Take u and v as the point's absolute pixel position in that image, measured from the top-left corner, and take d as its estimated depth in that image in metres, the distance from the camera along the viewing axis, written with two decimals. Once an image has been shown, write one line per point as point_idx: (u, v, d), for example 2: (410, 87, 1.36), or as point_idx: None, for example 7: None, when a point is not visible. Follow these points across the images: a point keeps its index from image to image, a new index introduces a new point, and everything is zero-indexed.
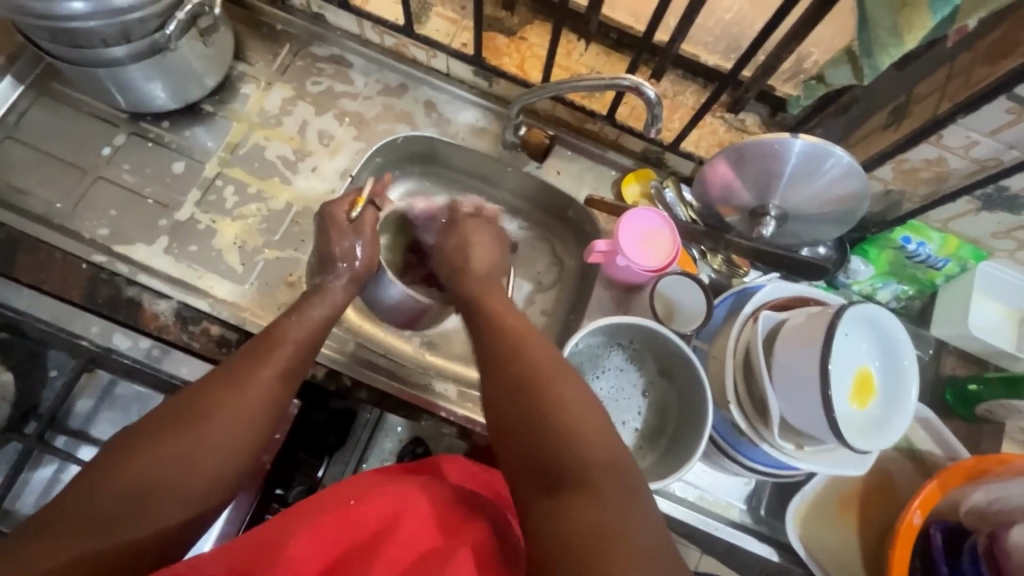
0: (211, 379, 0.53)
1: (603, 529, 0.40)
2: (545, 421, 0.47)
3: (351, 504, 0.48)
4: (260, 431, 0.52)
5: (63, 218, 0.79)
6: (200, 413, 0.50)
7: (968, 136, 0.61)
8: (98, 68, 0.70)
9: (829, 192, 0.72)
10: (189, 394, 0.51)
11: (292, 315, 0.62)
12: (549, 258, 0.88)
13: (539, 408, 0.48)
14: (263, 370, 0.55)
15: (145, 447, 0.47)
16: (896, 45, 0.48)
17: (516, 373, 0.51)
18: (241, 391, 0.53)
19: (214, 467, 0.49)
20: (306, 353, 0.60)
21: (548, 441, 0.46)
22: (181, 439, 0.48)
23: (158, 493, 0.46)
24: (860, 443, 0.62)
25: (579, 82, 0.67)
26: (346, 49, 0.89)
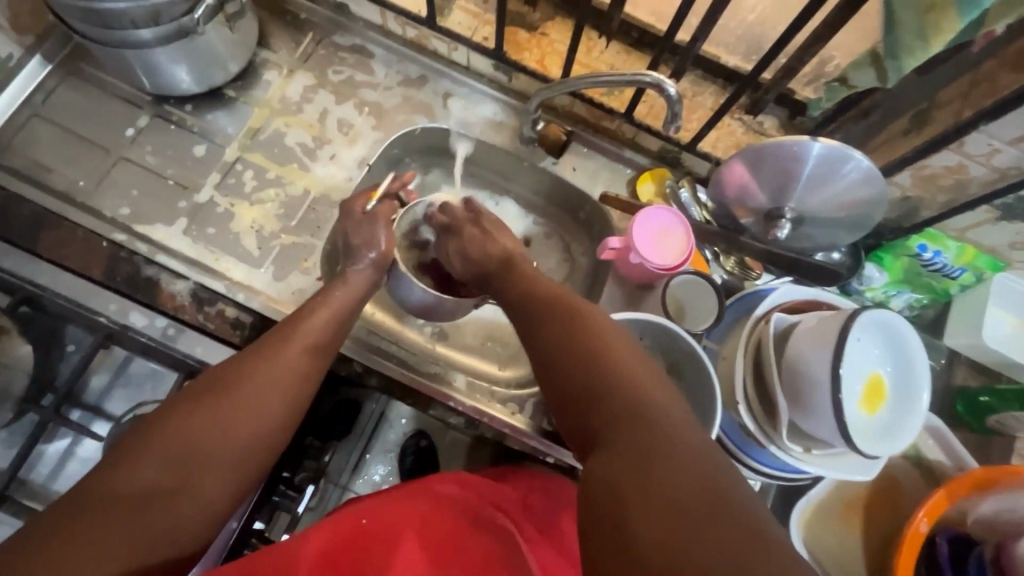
0: (244, 355, 0.56)
1: (651, 445, 0.43)
2: (598, 364, 0.50)
3: (363, 522, 0.55)
4: (294, 401, 0.56)
5: (86, 196, 0.80)
6: (239, 388, 0.53)
7: (990, 144, 0.61)
8: (125, 49, 0.72)
9: (847, 196, 0.71)
10: (223, 369, 0.55)
11: (320, 295, 0.65)
12: (560, 255, 0.89)
13: (585, 355, 0.52)
14: (295, 344, 0.58)
15: (187, 418, 0.50)
16: (923, 48, 0.47)
17: (561, 330, 0.55)
18: (269, 362, 0.56)
19: (251, 440, 0.52)
20: (331, 331, 0.62)
21: (596, 381, 0.49)
22: (220, 412, 0.51)
23: (203, 466, 0.49)
24: (870, 450, 0.62)
25: (599, 78, 0.67)
26: (368, 40, 0.90)
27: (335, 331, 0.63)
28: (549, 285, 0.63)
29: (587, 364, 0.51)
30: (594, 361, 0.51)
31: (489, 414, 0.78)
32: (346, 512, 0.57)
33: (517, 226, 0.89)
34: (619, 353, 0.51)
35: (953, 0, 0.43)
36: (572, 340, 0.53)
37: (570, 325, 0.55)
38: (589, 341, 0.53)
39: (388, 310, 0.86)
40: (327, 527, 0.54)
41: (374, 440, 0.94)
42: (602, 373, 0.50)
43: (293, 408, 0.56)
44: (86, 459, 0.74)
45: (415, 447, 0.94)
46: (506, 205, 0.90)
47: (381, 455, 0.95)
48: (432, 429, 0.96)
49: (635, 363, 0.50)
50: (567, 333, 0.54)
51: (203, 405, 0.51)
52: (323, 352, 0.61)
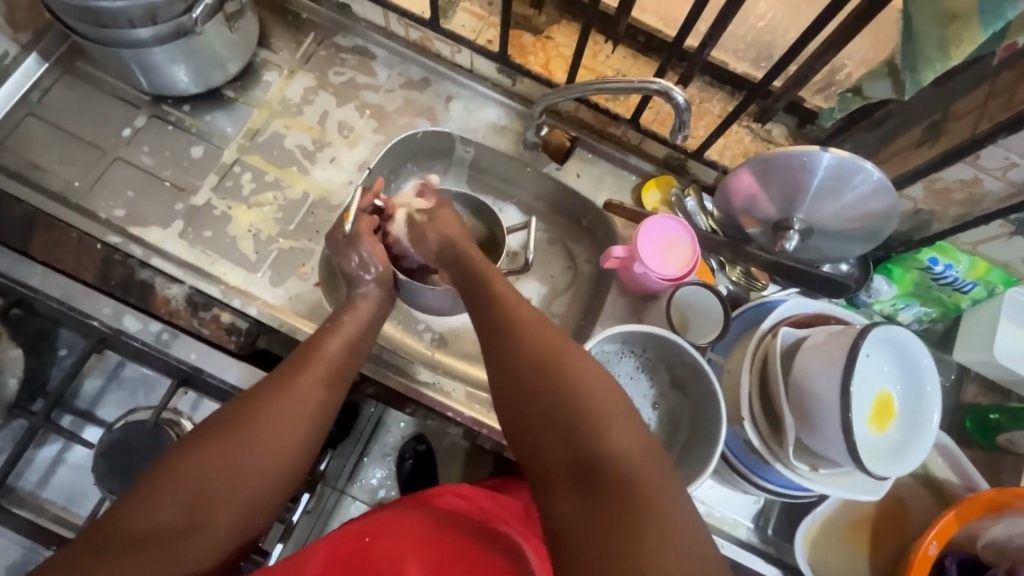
0: (256, 391, 0.54)
1: (625, 515, 0.41)
2: (566, 405, 0.47)
3: (367, 541, 0.55)
4: (311, 436, 0.54)
5: (80, 197, 0.79)
6: (253, 424, 0.51)
7: (1006, 158, 0.59)
8: (123, 49, 0.70)
9: (857, 208, 0.70)
10: (236, 404, 0.52)
11: (333, 320, 0.63)
12: (563, 262, 0.87)
13: (559, 388, 0.48)
14: (312, 376, 0.56)
15: (198, 459, 0.48)
16: (942, 60, 0.45)
17: (527, 356, 0.51)
18: (283, 397, 0.54)
19: (266, 476, 0.50)
20: (345, 359, 0.60)
21: (570, 425, 0.46)
22: (236, 452, 0.49)
23: (215, 507, 0.47)
24: (878, 470, 0.60)
25: (605, 84, 0.65)
26: (370, 41, 0.88)
27: (348, 360, 0.61)
28: (515, 296, 0.58)
29: (557, 405, 0.47)
30: (567, 403, 0.47)
31: (488, 425, 0.76)
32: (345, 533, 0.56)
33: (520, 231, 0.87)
34: (593, 388, 0.47)
35: (976, 11, 0.41)
36: (540, 369, 0.49)
37: (541, 352, 0.50)
38: (563, 374, 0.48)
39: (386, 316, 0.84)
40: (328, 551, 0.53)
41: (371, 444, 0.93)
42: (573, 414, 0.46)
43: (309, 443, 0.54)
44: (77, 466, 0.73)
45: (412, 451, 0.92)
46: (509, 210, 0.88)
47: (380, 458, 0.94)
48: (429, 433, 0.94)
49: (608, 404, 0.47)
50: (543, 359, 0.50)
51: (217, 446, 0.49)
52: (339, 381, 0.59)
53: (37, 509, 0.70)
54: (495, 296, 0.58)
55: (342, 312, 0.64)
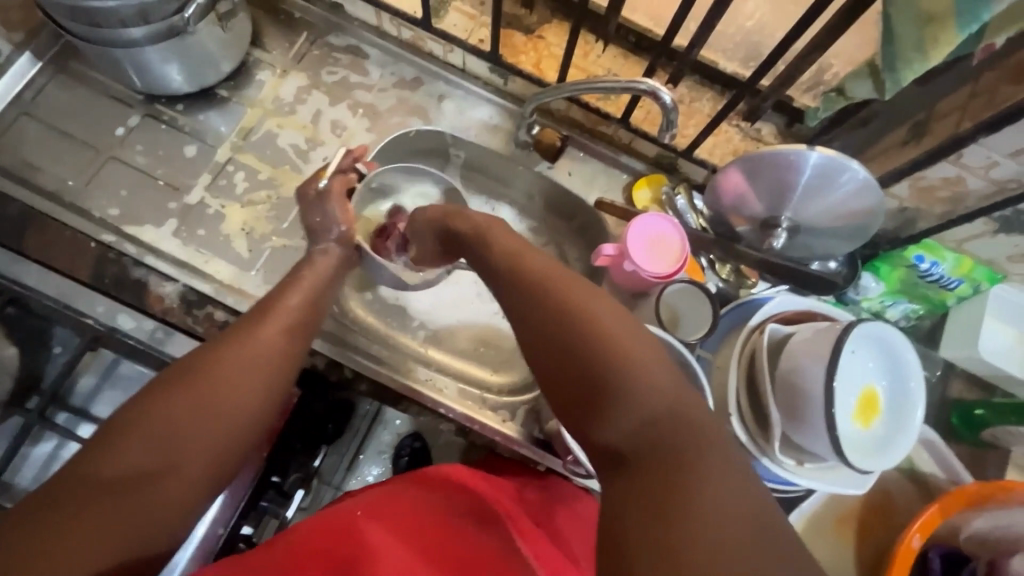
0: (218, 341, 0.55)
1: (675, 464, 0.40)
2: (605, 363, 0.44)
3: (358, 516, 0.54)
4: (276, 384, 0.55)
5: (74, 196, 0.79)
6: (217, 370, 0.52)
7: (988, 156, 0.60)
8: (116, 49, 0.71)
9: (844, 206, 0.71)
10: (199, 353, 0.53)
11: (292, 275, 0.65)
12: (555, 260, 0.88)
13: (596, 356, 0.45)
14: (274, 327, 0.58)
15: (163, 406, 0.48)
16: (921, 60, 0.46)
17: (555, 319, 0.48)
18: (246, 345, 0.55)
19: (237, 420, 0.51)
20: (307, 312, 0.62)
21: (611, 383, 0.44)
22: (201, 398, 0.50)
23: (185, 450, 0.48)
24: (862, 464, 0.61)
25: (595, 84, 0.66)
26: (363, 40, 0.89)
27: (312, 311, 0.63)
28: (538, 257, 0.54)
29: (591, 369, 0.45)
30: (605, 362, 0.45)
31: (479, 421, 0.78)
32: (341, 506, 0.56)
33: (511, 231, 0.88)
34: (627, 344, 0.45)
35: (952, 12, 0.42)
36: (572, 329, 0.47)
37: (575, 311, 0.47)
38: (589, 331, 0.46)
39: (379, 314, 0.85)
40: (321, 522, 0.53)
41: (367, 441, 0.95)
42: (613, 368, 0.44)
43: (273, 391, 0.55)
44: (71, 463, 0.73)
45: (409, 448, 0.92)
46: (502, 210, 0.89)
47: (376, 455, 0.95)
48: (426, 431, 0.94)
49: (648, 363, 0.44)
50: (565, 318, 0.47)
51: (182, 391, 0.50)
52: (302, 333, 0.60)
53: None
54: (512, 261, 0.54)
55: (299, 268, 0.65)
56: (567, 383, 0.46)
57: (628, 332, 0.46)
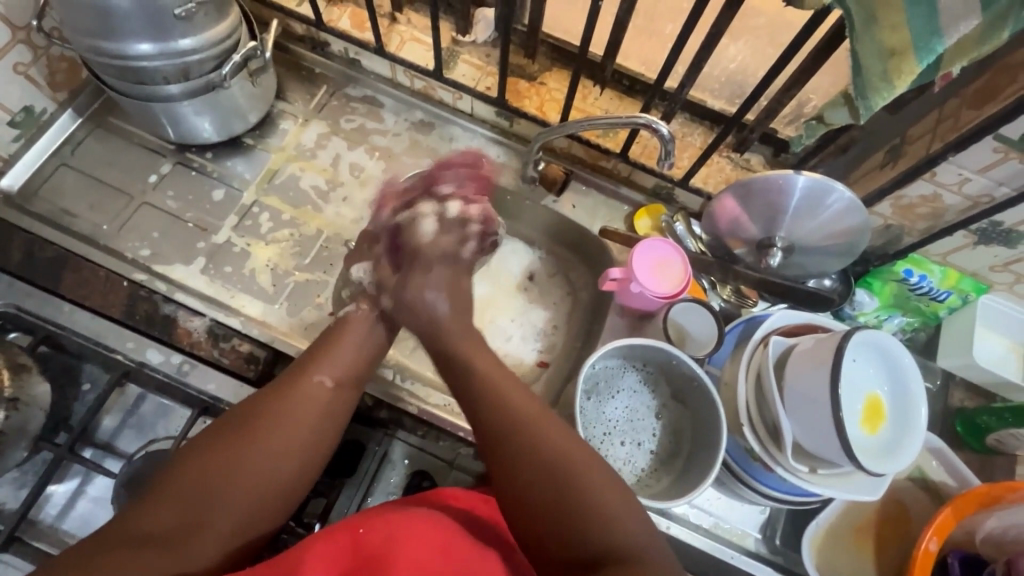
0: (263, 396, 0.61)
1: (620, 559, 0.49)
2: (574, 476, 0.54)
3: (360, 533, 0.55)
4: (313, 438, 0.60)
5: (108, 238, 0.84)
6: (257, 430, 0.58)
7: (960, 173, 0.66)
8: (154, 103, 0.77)
9: (832, 226, 0.76)
10: (239, 415, 0.59)
11: (329, 338, 0.69)
12: (564, 289, 0.92)
13: (571, 489, 0.53)
14: (316, 378, 0.63)
15: (193, 464, 0.54)
16: (888, 88, 0.51)
17: (521, 453, 0.56)
18: (287, 400, 0.61)
19: (271, 470, 0.56)
20: (354, 363, 0.68)
21: (582, 509, 0.52)
22: (237, 453, 0.55)
23: (224, 499, 0.53)
24: (873, 467, 0.63)
25: (597, 121, 0.72)
26: (378, 91, 0.96)
27: (360, 363, 0.69)
28: (518, 395, 0.61)
29: (560, 486, 0.53)
30: (578, 501, 0.53)
31: None
32: (345, 523, 0.57)
33: (521, 260, 0.93)
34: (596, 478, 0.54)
35: (911, 46, 0.48)
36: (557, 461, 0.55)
37: (554, 455, 0.55)
38: (573, 472, 0.54)
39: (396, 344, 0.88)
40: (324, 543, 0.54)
41: (376, 483, 0.76)
42: (578, 512, 0.52)
43: (313, 443, 0.59)
44: (95, 497, 0.74)
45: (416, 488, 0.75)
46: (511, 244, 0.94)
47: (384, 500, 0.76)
48: (436, 470, 0.77)
49: (611, 498, 0.53)
50: (557, 460, 0.55)
51: (222, 448, 0.56)
52: (344, 383, 0.65)
53: (58, 542, 0.72)
54: (494, 414, 0.59)
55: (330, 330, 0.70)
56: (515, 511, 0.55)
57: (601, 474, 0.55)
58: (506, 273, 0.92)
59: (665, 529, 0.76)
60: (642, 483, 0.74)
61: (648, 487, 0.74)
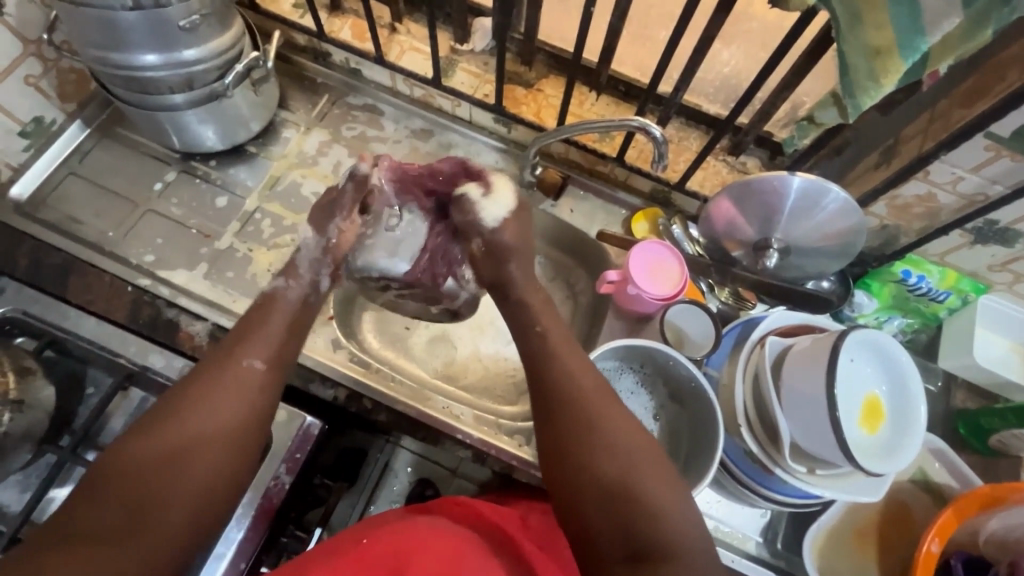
0: (199, 377, 0.58)
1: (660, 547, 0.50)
2: (623, 460, 0.54)
3: (364, 543, 0.58)
4: (252, 420, 0.57)
5: (114, 245, 0.85)
6: (175, 421, 0.53)
7: (953, 172, 0.66)
8: (159, 112, 0.79)
9: (828, 227, 0.76)
10: (172, 400, 0.55)
11: (261, 314, 0.65)
12: (564, 293, 0.92)
13: (624, 475, 0.53)
14: (244, 363, 0.59)
15: (132, 456, 0.51)
16: (875, 87, 0.52)
17: (580, 434, 0.56)
18: (225, 382, 0.57)
19: (216, 458, 0.53)
20: (288, 336, 0.64)
21: (635, 489, 0.52)
22: (179, 443, 0.52)
23: (164, 494, 0.50)
24: (873, 467, 0.63)
25: (592, 124, 0.73)
26: (379, 100, 0.98)
27: (293, 335, 0.65)
28: (579, 366, 0.61)
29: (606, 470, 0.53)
30: (627, 479, 0.53)
31: (496, 445, 0.79)
32: (349, 535, 0.60)
33: None
34: (640, 463, 0.54)
35: (895, 45, 0.49)
36: (610, 442, 0.55)
37: (604, 434, 0.55)
38: (627, 459, 0.54)
39: (395, 348, 0.89)
40: (337, 545, 0.58)
41: (379, 491, 0.95)
42: (631, 494, 0.52)
43: (250, 427, 0.57)
44: None
45: (420, 498, 0.93)
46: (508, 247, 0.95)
47: (387, 504, 0.96)
48: (437, 479, 0.96)
49: (655, 485, 0.53)
50: (613, 442, 0.55)
51: (155, 440, 0.52)
52: (277, 365, 0.61)
53: None
54: (551, 385, 0.60)
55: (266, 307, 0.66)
56: (567, 494, 0.55)
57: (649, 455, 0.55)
58: None
59: None
60: None
61: None
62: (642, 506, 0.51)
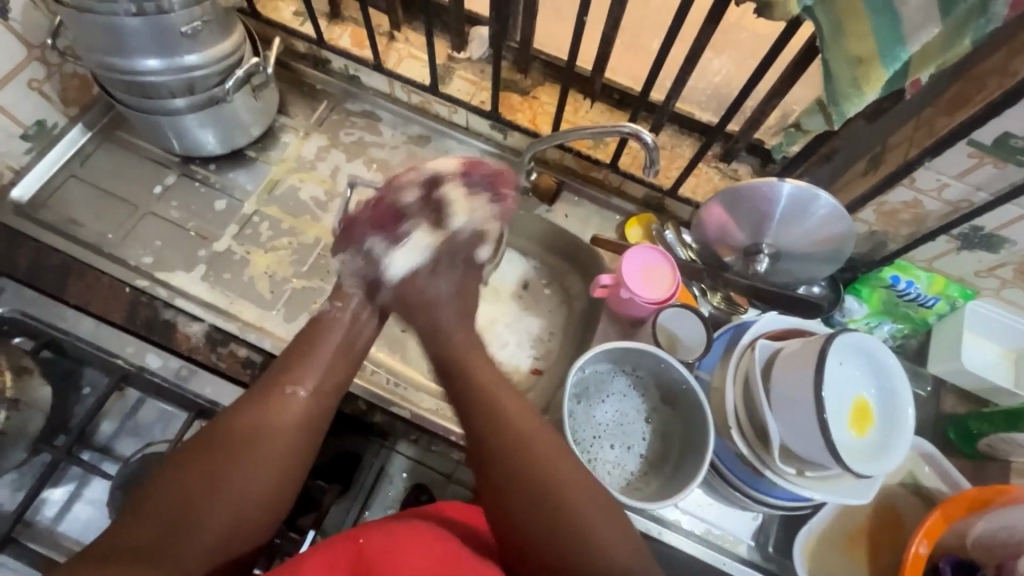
0: (247, 402, 0.62)
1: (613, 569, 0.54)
2: (564, 494, 0.57)
3: (360, 543, 0.56)
4: (293, 447, 0.61)
5: (113, 247, 0.86)
6: (219, 446, 0.57)
7: (938, 179, 0.67)
8: (160, 116, 0.80)
9: (817, 233, 0.77)
10: (219, 424, 0.60)
11: (308, 340, 0.70)
12: (559, 297, 0.93)
13: (566, 507, 0.57)
14: (290, 390, 0.64)
15: (177, 477, 0.55)
16: (858, 94, 0.54)
17: (520, 474, 0.59)
18: (270, 409, 0.61)
19: (257, 482, 0.57)
20: (336, 360, 0.69)
21: (578, 526, 0.56)
22: (222, 466, 0.56)
23: (204, 514, 0.54)
24: (862, 469, 0.64)
25: (585, 131, 0.74)
26: (377, 106, 0.99)
27: (341, 364, 0.70)
28: (511, 401, 0.64)
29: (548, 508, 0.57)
30: (570, 514, 0.56)
31: None
32: (342, 535, 0.58)
33: (515, 269, 0.95)
34: (583, 495, 0.58)
35: (876, 54, 0.51)
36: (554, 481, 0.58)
37: (547, 474, 0.58)
38: (568, 494, 0.58)
39: (390, 351, 0.89)
40: (325, 561, 0.53)
41: (373, 496, 0.82)
42: (572, 523, 0.56)
43: (292, 453, 0.61)
44: (94, 500, 0.75)
45: (416, 503, 0.81)
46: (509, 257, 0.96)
47: (380, 512, 0.82)
48: (434, 484, 0.84)
49: (595, 513, 0.57)
50: (551, 481, 0.58)
51: (203, 461, 0.56)
52: (320, 392, 0.66)
53: (53, 544, 0.73)
54: (489, 426, 0.62)
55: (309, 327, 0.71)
56: (507, 531, 0.58)
57: (586, 488, 0.59)
58: (501, 282, 0.94)
59: (657, 536, 0.75)
60: (631, 486, 0.75)
61: (637, 490, 0.74)
62: (585, 539, 0.55)
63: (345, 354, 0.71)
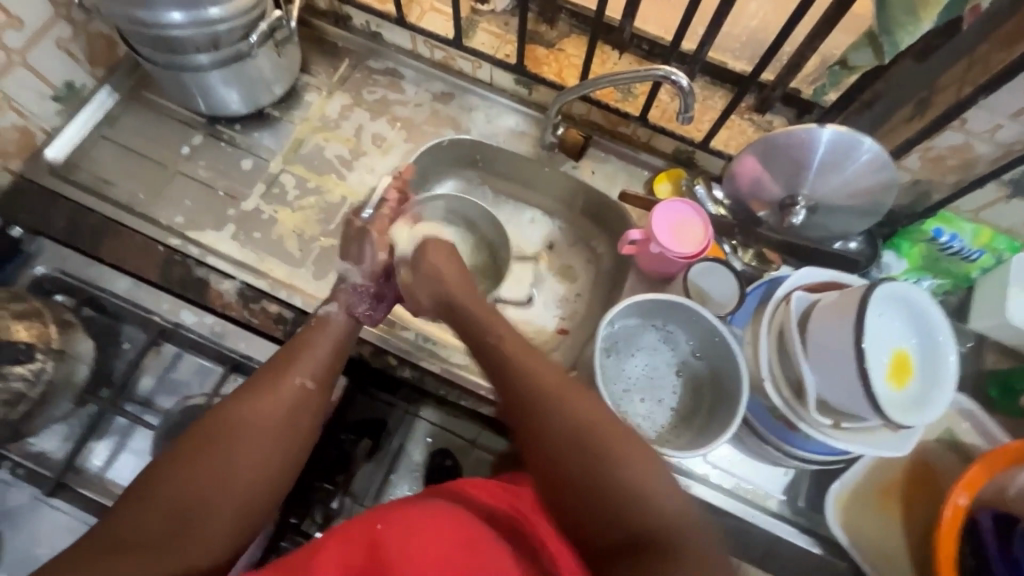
0: (241, 397, 0.61)
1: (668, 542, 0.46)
2: (604, 454, 0.51)
3: (377, 529, 0.51)
4: (286, 439, 0.61)
5: (143, 206, 0.87)
6: (211, 439, 0.57)
7: (991, 120, 0.64)
8: (186, 73, 0.80)
9: (857, 183, 0.75)
10: (212, 420, 0.59)
11: (304, 339, 0.69)
12: (585, 255, 0.92)
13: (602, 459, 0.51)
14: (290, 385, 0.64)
15: (170, 471, 0.54)
16: (914, 22, 0.53)
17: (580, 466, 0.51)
18: (266, 400, 0.61)
19: (253, 475, 0.57)
20: (336, 352, 0.70)
21: (634, 489, 0.49)
22: (217, 459, 0.56)
23: (208, 508, 0.53)
24: (903, 421, 0.62)
25: (616, 77, 0.72)
26: (399, 63, 0.98)
27: (336, 359, 0.70)
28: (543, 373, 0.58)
29: (594, 472, 0.51)
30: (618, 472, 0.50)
31: None
32: (363, 518, 0.54)
33: (541, 229, 0.94)
34: (632, 461, 0.51)
35: None
36: (595, 444, 0.52)
37: (587, 429, 0.53)
38: (612, 448, 0.51)
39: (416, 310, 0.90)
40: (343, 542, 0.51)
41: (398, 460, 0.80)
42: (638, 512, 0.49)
43: (288, 443, 0.61)
44: (138, 451, 0.76)
45: (440, 469, 0.79)
46: (538, 218, 0.95)
47: (407, 478, 0.80)
48: (456, 448, 0.82)
49: (644, 469, 0.50)
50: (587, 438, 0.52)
51: (199, 453, 0.56)
52: (324, 385, 0.67)
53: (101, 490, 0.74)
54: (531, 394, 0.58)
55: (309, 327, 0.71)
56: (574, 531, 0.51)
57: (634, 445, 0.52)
58: (525, 242, 0.93)
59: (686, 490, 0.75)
60: (663, 438, 0.75)
61: (667, 442, 0.74)
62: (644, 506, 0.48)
63: (339, 347, 0.71)
